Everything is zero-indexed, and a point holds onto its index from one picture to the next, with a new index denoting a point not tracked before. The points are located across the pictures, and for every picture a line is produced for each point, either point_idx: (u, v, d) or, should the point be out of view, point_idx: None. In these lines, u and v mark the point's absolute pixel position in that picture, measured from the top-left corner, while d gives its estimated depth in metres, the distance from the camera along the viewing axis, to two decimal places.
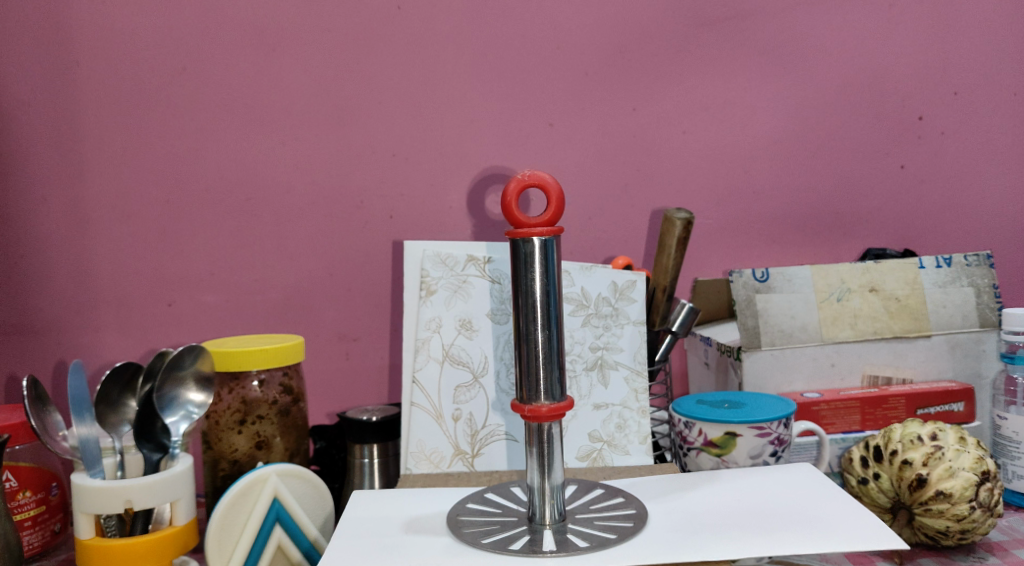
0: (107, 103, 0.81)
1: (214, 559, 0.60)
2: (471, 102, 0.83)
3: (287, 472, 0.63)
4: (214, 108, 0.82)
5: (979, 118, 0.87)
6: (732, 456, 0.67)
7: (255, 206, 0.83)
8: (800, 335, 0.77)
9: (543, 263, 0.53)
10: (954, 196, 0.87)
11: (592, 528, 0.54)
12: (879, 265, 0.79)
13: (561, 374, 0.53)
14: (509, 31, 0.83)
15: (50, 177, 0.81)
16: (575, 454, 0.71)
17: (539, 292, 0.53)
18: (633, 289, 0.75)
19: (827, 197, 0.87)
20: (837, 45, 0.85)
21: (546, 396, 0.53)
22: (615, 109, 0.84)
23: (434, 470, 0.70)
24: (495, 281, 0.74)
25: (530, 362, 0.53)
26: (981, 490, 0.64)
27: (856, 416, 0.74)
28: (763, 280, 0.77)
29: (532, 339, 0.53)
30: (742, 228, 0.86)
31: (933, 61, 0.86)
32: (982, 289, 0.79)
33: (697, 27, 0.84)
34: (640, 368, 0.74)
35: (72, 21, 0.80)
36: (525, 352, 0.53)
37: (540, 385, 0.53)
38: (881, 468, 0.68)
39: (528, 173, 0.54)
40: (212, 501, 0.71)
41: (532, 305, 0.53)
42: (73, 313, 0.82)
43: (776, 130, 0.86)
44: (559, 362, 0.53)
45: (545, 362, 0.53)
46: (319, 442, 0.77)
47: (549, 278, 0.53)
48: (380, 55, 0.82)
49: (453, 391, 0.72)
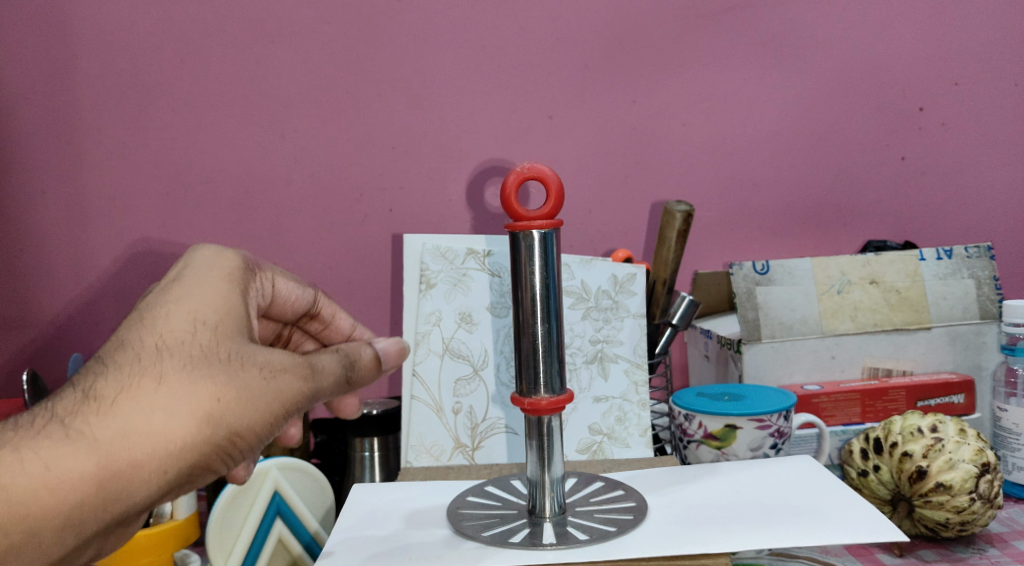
0: (106, 98, 0.81)
1: (215, 551, 0.58)
2: (470, 95, 0.83)
3: (287, 465, 0.63)
4: (213, 102, 0.81)
5: (980, 110, 0.86)
6: (732, 449, 0.67)
7: (254, 200, 0.83)
8: (800, 327, 0.77)
9: (543, 255, 0.53)
10: (954, 188, 0.87)
11: (592, 521, 0.54)
12: (879, 257, 0.79)
13: (561, 367, 0.53)
14: (509, 23, 0.83)
15: (49, 171, 0.81)
16: (576, 447, 0.71)
17: (539, 285, 0.53)
18: (633, 282, 0.75)
19: (826, 189, 0.87)
20: (838, 36, 0.85)
21: (546, 389, 0.53)
22: (615, 102, 0.84)
23: (435, 463, 0.70)
24: (495, 274, 0.74)
25: (530, 355, 0.53)
26: (981, 482, 0.64)
27: (856, 408, 0.75)
28: (763, 272, 0.77)
29: (532, 332, 0.53)
30: (742, 221, 0.86)
31: (935, 53, 0.85)
32: (983, 281, 0.79)
33: (697, 20, 0.83)
34: (640, 361, 0.74)
35: (70, 16, 0.80)
36: (525, 344, 0.53)
37: (539, 378, 0.53)
38: (881, 460, 0.68)
39: (528, 165, 0.54)
40: (212, 491, 0.74)
41: (532, 298, 0.53)
42: (74, 307, 0.82)
43: (776, 122, 0.85)
44: (558, 355, 0.53)
45: (545, 355, 0.53)
46: (320, 435, 0.78)
47: (549, 271, 0.53)
48: (379, 48, 0.82)
49: (453, 384, 0.72)
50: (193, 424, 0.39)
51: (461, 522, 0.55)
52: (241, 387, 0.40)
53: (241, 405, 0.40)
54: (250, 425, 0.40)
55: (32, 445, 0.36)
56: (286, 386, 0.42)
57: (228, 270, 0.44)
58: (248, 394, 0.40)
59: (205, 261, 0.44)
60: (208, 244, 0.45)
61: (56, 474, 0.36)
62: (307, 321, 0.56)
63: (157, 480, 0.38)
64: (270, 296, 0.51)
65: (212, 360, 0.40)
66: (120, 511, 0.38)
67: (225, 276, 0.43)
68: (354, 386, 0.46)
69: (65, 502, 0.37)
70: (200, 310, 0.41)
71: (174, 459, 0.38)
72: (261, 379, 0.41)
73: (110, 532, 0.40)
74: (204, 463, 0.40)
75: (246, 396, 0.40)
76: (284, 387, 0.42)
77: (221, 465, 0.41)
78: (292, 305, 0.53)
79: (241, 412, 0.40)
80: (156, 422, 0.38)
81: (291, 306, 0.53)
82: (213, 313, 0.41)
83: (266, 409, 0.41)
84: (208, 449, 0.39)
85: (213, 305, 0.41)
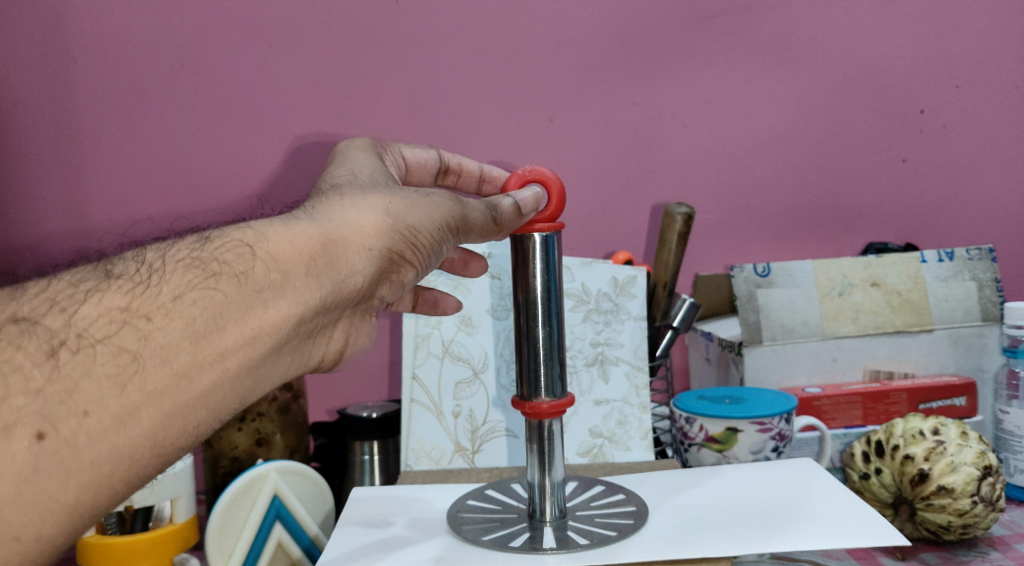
0: (106, 100, 0.82)
1: (215, 554, 0.59)
2: (470, 97, 0.83)
3: (287, 469, 0.63)
4: (212, 105, 0.83)
5: (982, 111, 0.86)
6: (733, 452, 0.67)
7: (256, 205, 0.84)
8: (802, 330, 0.77)
9: (543, 258, 0.53)
10: (955, 190, 0.87)
11: (592, 525, 0.54)
12: (880, 259, 0.79)
13: (562, 370, 0.53)
14: (508, 24, 0.83)
15: (49, 173, 0.83)
16: (576, 450, 0.71)
17: (539, 288, 0.53)
18: (633, 284, 0.75)
19: (826, 191, 0.86)
20: (839, 37, 0.84)
21: (547, 392, 0.53)
22: (614, 104, 0.84)
23: (435, 466, 0.69)
24: (495, 276, 0.74)
25: (530, 358, 0.53)
26: (984, 484, 0.64)
27: (858, 410, 0.74)
28: (764, 274, 0.77)
29: (532, 335, 0.52)
30: (741, 223, 0.86)
31: (936, 54, 0.85)
32: (984, 284, 0.78)
33: (698, 21, 0.83)
34: (641, 364, 0.74)
35: (71, 20, 0.81)
36: (526, 348, 0.53)
37: (540, 381, 0.53)
38: (883, 463, 0.68)
39: (531, 169, 0.55)
40: (212, 498, 0.72)
41: (532, 302, 0.53)
42: None
43: (776, 124, 0.85)
44: (559, 359, 0.53)
45: (546, 359, 0.52)
46: (320, 439, 0.77)
47: (550, 274, 0.53)
48: (378, 50, 0.82)
49: (453, 387, 0.72)
50: (379, 217, 0.47)
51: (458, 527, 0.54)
52: (404, 196, 0.49)
53: (408, 207, 0.49)
54: (419, 224, 0.48)
55: (269, 224, 0.45)
56: (439, 200, 0.50)
57: (367, 149, 0.57)
58: (413, 198, 0.49)
59: (350, 145, 0.58)
60: (345, 137, 0.60)
61: (287, 237, 0.44)
62: (442, 177, 0.66)
63: (366, 249, 0.46)
64: (403, 165, 0.62)
65: (380, 182, 0.51)
66: (347, 269, 0.46)
67: (367, 150, 0.57)
68: (500, 232, 0.52)
69: (311, 249, 0.44)
70: (357, 169, 0.53)
71: (373, 233, 0.47)
72: (420, 194, 0.50)
73: (341, 304, 0.47)
74: (396, 248, 0.48)
75: (411, 201, 0.49)
76: (438, 201, 0.50)
77: (405, 259, 0.49)
78: (423, 168, 0.64)
79: (411, 211, 0.49)
80: (350, 213, 0.47)
81: (425, 169, 0.64)
82: (365, 169, 0.53)
83: (429, 214, 0.49)
84: (396, 234, 0.47)
85: (367, 166, 0.54)
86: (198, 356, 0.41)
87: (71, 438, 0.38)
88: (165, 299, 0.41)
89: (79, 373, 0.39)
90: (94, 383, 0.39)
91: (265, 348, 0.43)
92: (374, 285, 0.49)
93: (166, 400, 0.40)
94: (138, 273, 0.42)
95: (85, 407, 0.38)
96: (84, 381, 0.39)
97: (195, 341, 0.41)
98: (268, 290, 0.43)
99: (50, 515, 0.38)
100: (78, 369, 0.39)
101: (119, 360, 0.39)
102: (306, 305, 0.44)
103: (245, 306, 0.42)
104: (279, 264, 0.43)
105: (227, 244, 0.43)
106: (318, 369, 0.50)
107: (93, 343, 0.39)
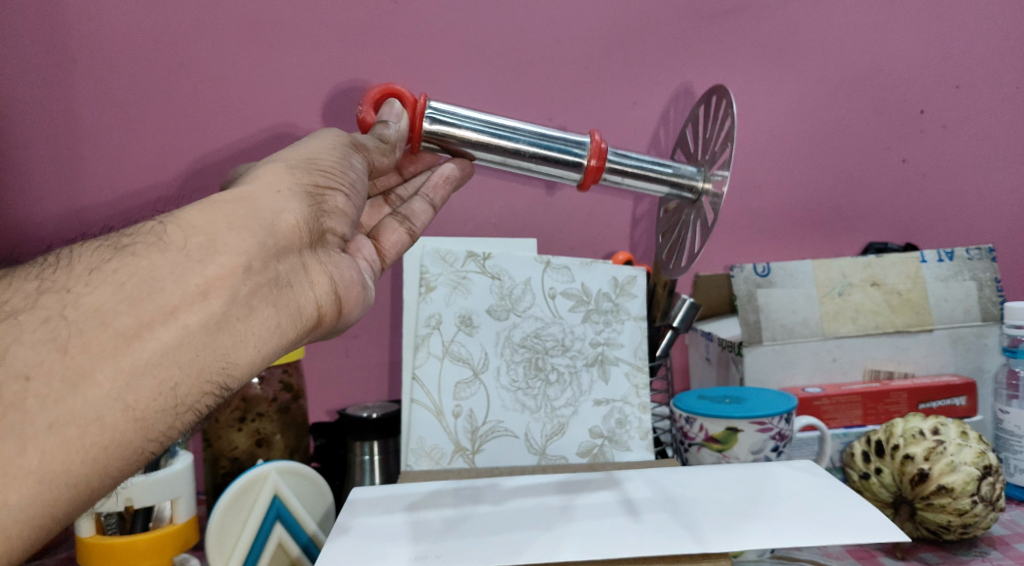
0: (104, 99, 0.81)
1: (215, 553, 0.59)
2: (470, 97, 0.83)
3: (287, 469, 0.63)
4: (211, 103, 0.82)
5: (981, 112, 0.86)
6: (733, 452, 0.67)
7: None
8: (801, 330, 0.77)
9: (443, 114, 0.58)
10: (954, 191, 0.87)
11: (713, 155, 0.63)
12: (880, 259, 0.79)
13: (556, 135, 0.60)
14: (508, 24, 0.82)
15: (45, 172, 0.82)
16: (576, 451, 0.71)
17: (471, 127, 0.58)
18: (633, 284, 0.76)
19: (826, 192, 0.86)
20: (838, 38, 0.84)
21: (575, 164, 0.60)
22: (614, 103, 0.84)
23: (435, 467, 0.69)
24: (495, 276, 0.75)
25: (548, 162, 0.60)
26: (984, 484, 0.64)
27: (858, 410, 0.74)
28: (764, 274, 0.77)
29: (523, 154, 0.59)
30: (742, 223, 0.86)
31: (935, 54, 0.85)
32: (983, 283, 0.78)
33: (697, 22, 0.83)
34: (640, 364, 0.74)
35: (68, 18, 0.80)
36: (542, 165, 0.60)
37: (568, 165, 0.60)
38: (883, 463, 0.68)
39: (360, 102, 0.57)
40: (212, 498, 0.72)
41: (490, 145, 0.59)
42: None
43: (776, 124, 0.85)
44: (545, 135, 0.59)
45: (544, 149, 0.59)
46: (320, 439, 0.77)
47: (457, 114, 0.58)
48: (378, 51, 0.83)
49: (453, 388, 0.72)
50: (274, 167, 0.52)
51: (416, 512, 0.57)
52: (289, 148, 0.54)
53: (291, 151, 0.54)
54: (312, 159, 0.53)
55: None
56: (321, 139, 0.56)
57: None
58: (300, 146, 0.55)
59: None
60: None
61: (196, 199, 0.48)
62: None
63: (277, 191, 0.50)
64: None
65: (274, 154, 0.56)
66: (271, 210, 0.49)
67: None
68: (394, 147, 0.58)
69: (226, 204, 0.48)
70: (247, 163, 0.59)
71: (278, 177, 0.51)
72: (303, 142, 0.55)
73: (289, 245, 0.50)
74: (305, 180, 0.52)
75: (296, 149, 0.54)
76: (322, 139, 0.55)
77: (322, 188, 0.53)
78: None
79: (299, 153, 0.54)
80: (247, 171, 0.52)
81: None
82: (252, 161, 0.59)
83: (317, 148, 0.54)
84: (296, 172, 0.52)
85: None
86: (141, 316, 0.44)
87: (18, 401, 0.41)
88: (84, 271, 0.45)
89: (9, 340, 0.42)
90: (29, 347, 0.42)
91: (222, 300, 0.46)
92: (313, 223, 0.52)
93: (116, 359, 0.43)
94: (55, 259, 0.47)
95: (27, 371, 0.42)
96: (17, 346, 0.42)
97: (133, 304, 0.44)
98: (195, 248, 0.46)
99: (14, 479, 0.40)
100: (8, 337, 0.43)
101: (49, 325, 0.43)
102: (246, 250, 0.47)
103: (178, 267, 0.45)
104: (200, 221, 0.47)
105: (145, 224, 0.48)
106: (320, 317, 0.53)
107: (17, 314, 0.43)
